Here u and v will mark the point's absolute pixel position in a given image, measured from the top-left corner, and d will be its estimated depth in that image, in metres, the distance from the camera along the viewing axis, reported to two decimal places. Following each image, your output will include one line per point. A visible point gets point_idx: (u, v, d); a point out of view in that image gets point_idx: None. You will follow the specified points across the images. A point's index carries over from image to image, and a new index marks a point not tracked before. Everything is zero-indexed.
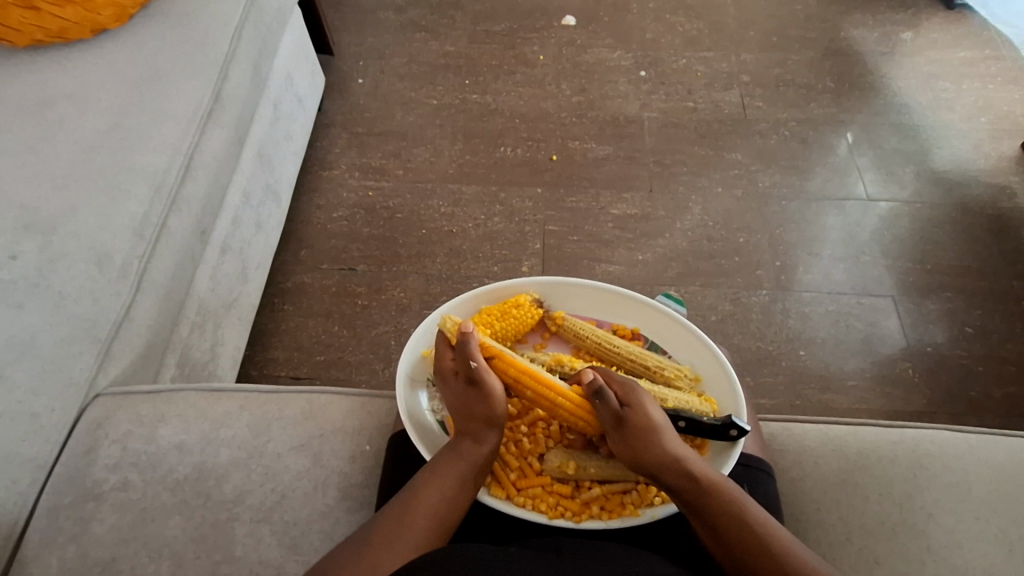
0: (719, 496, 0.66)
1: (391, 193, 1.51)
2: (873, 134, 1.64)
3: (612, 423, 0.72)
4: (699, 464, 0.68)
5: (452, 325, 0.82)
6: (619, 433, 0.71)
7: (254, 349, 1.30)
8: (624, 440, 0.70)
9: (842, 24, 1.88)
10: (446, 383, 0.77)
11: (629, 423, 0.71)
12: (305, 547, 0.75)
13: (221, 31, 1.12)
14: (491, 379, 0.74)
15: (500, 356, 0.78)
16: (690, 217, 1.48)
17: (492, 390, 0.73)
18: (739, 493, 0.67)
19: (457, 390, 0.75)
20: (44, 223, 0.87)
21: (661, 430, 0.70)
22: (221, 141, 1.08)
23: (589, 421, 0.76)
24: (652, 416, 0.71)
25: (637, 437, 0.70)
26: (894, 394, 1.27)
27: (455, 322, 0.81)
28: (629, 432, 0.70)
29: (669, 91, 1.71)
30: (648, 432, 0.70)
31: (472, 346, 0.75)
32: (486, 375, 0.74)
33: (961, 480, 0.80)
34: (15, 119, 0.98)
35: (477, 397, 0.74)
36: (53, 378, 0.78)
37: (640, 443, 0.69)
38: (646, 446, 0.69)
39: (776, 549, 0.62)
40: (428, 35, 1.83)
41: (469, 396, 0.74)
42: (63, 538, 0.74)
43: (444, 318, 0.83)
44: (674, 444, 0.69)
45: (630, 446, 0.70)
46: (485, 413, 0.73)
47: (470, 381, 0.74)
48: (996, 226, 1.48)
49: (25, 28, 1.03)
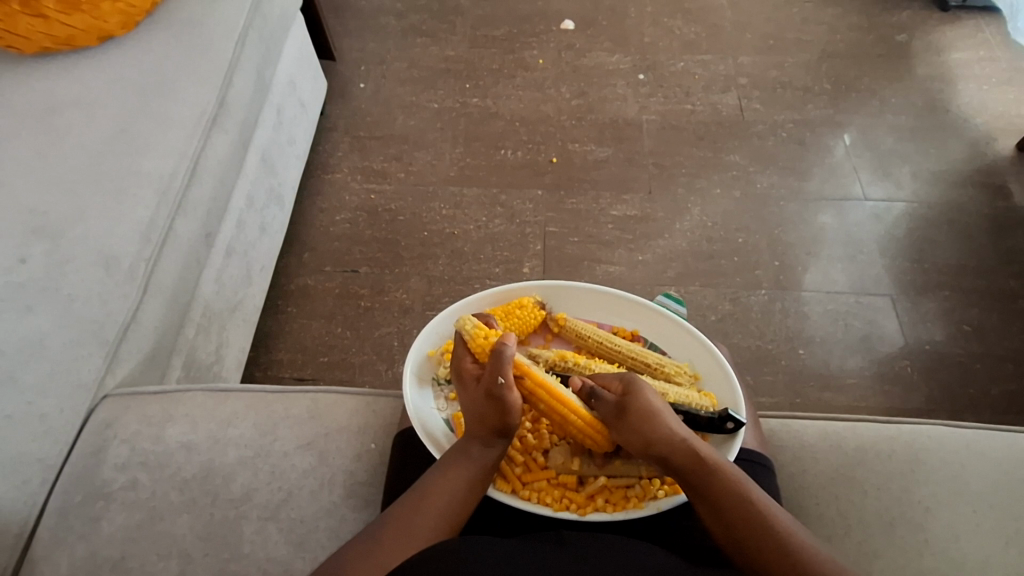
0: (721, 477, 0.67)
1: (393, 196, 1.53)
2: (871, 135, 1.65)
3: (613, 412, 0.73)
4: (702, 446, 0.70)
5: (473, 329, 0.80)
6: (620, 421, 0.72)
7: (258, 350, 1.31)
8: (625, 426, 0.72)
9: (838, 27, 1.90)
10: (466, 386, 0.77)
11: (631, 410, 0.72)
12: (312, 544, 0.76)
13: (226, 37, 1.14)
14: (511, 395, 0.73)
15: (529, 375, 0.77)
16: (690, 218, 1.49)
17: (509, 405, 0.72)
18: (741, 475, 0.68)
19: (474, 396, 0.75)
20: (52, 227, 0.88)
21: (661, 415, 0.71)
22: (225, 146, 1.09)
23: (597, 440, 0.76)
24: (653, 402, 0.72)
25: (638, 422, 0.71)
26: (892, 392, 1.28)
27: (476, 326, 0.80)
28: (631, 419, 0.71)
29: (668, 94, 1.73)
30: (649, 417, 0.71)
31: (505, 360, 0.74)
32: (508, 391, 0.72)
33: (957, 473, 0.81)
34: (24, 125, 0.99)
35: (492, 408, 0.72)
36: (63, 379, 0.79)
37: (642, 427, 0.70)
38: (647, 431, 0.70)
39: (773, 529, 0.64)
40: (428, 40, 1.85)
41: (485, 406, 0.73)
42: (73, 536, 0.75)
43: (463, 319, 0.81)
44: (674, 427, 0.70)
45: (631, 431, 0.71)
46: (498, 423, 0.72)
47: (488, 391, 0.73)
48: (992, 225, 1.50)
49: (32, 36, 1.04)
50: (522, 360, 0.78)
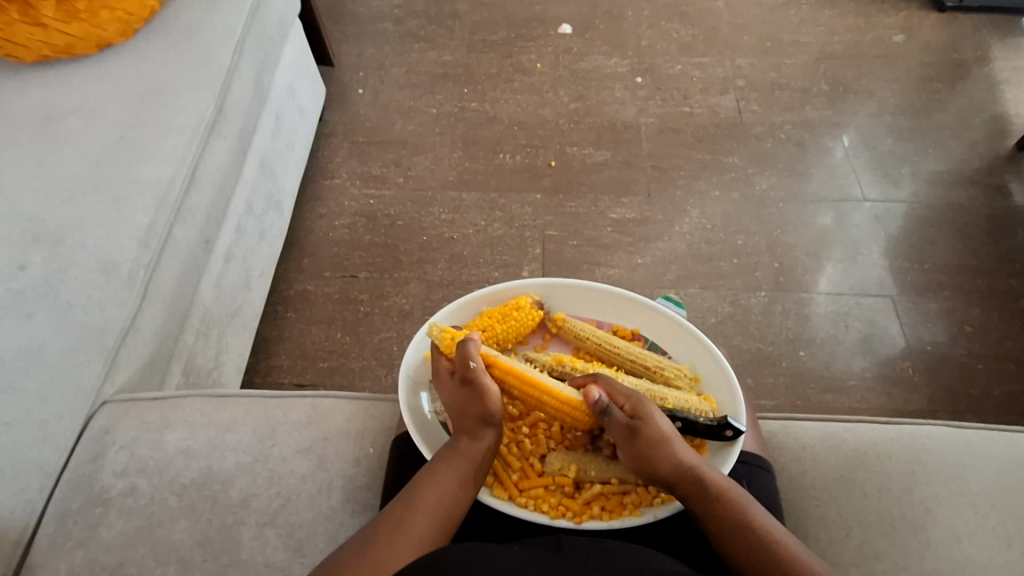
0: (726, 500, 0.67)
1: (392, 201, 1.53)
2: (870, 136, 1.65)
3: (624, 433, 0.71)
4: (708, 469, 0.69)
5: (440, 332, 0.81)
6: (630, 441, 0.71)
7: (257, 357, 1.31)
8: (635, 450, 0.70)
9: (835, 28, 1.90)
10: (443, 384, 0.78)
11: (640, 433, 0.70)
12: (310, 549, 0.76)
13: (224, 44, 1.14)
14: (486, 379, 0.75)
15: (498, 364, 0.78)
16: (689, 220, 1.49)
17: (485, 389, 0.73)
18: (745, 497, 0.67)
19: (452, 389, 0.76)
20: (52, 234, 0.89)
21: (671, 440, 0.70)
22: (224, 152, 1.10)
23: (579, 418, 0.77)
24: (662, 425, 0.71)
25: (648, 447, 0.70)
26: (894, 393, 1.27)
27: (443, 330, 0.81)
28: (640, 444, 0.70)
29: (666, 97, 1.73)
30: (658, 442, 0.69)
31: (472, 348, 0.75)
32: (481, 375, 0.74)
33: (958, 474, 0.80)
34: (23, 133, 1.00)
35: (471, 396, 0.74)
36: (61, 386, 0.80)
37: (651, 453, 0.69)
38: (655, 457, 0.69)
39: (780, 554, 0.63)
40: (427, 45, 1.86)
41: (465, 397, 0.74)
42: (71, 543, 0.75)
43: (430, 326, 0.82)
44: (682, 452, 0.69)
45: (641, 456, 0.70)
46: (479, 411, 0.73)
47: (465, 380, 0.75)
48: (992, 225, 1.49)
49: (31, 44, 1.05)
50: (490, 351, 0.79)
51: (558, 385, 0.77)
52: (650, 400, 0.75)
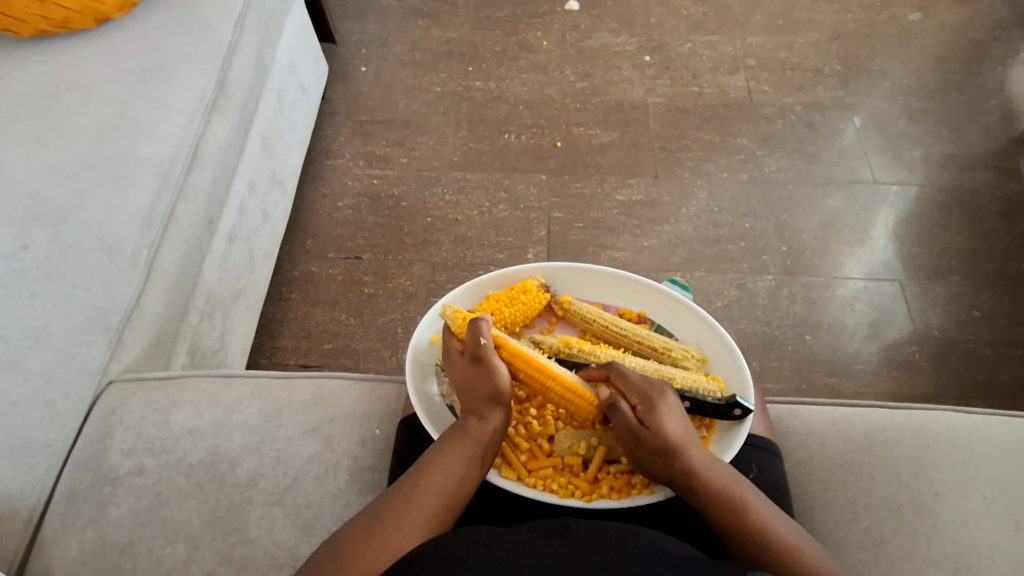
0: (716, 498, 0.67)
1: (396, 180, 1.52)
2: (881, 118, 1.63)
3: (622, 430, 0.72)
4: (705, 470, 0.68)
5: (453, 312, 0.81)
6: (627, 439, 0.72)
7: (262, 337, 1.31)
8: (632, 449, 0.71)
9: (849, 6, 1.86)
10: (452, 362, 0.78)
11: (635, 433, 0.71)
12: (318, 528, 0.76)
13: (224, 19, 1.12)
14: (496, 360, 0.75)
15: (506, 346, 0.78)
16: (696, 202, 1.48)
17: (495, 368, 0.74)
18: (739, 496, 0.66)
19: (462, 368, 0.76)
20: (54, 213, 0.88)
21: (672, 443, 0.68)
22: (225, 131, 1.08)
23: (579, 404, 0.76)
24: (663, 427, 0.69)
25: (645, 448, 0.70)
26: (901, 378, 1.27)
27: (455, 312, 0.81)
28: (639, 445, 0.70)
29: (674, 76, 1.71)
30: (651, 444, 0.69)
31: (483, 327, 0.75)
32: (491, 354, 0.74)
33: (967, 459, 0.80)
34: (22, 110, 0.98)
35: (481, 375, 0.74)
36: (67, 365, 0.79)
37: (647, 453, 0.70)
38: (653, 457, 0.70)
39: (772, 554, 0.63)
40: (431, 22, 1.83)
41: (475, 374, 0.74)
42: (81, 521, 0.75)
43: (443, 307, 0.82)
44: (688, 454, 0.68)
45: (638, 455, 0.71)
46: (488, 390, 0.73)
47: (475, 359, 0.75)
48: (1004, 208, 1.48)
49: (28, 19, 1.02)
50: (500, 333, 0.79)
51: (563, 371, 0.76)
52: (663, 394, 0.72)
